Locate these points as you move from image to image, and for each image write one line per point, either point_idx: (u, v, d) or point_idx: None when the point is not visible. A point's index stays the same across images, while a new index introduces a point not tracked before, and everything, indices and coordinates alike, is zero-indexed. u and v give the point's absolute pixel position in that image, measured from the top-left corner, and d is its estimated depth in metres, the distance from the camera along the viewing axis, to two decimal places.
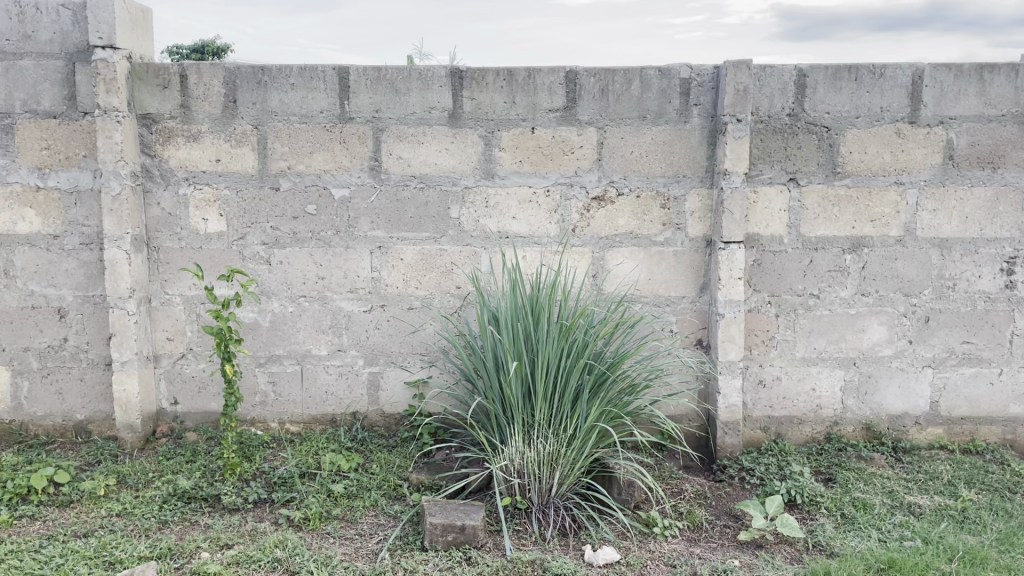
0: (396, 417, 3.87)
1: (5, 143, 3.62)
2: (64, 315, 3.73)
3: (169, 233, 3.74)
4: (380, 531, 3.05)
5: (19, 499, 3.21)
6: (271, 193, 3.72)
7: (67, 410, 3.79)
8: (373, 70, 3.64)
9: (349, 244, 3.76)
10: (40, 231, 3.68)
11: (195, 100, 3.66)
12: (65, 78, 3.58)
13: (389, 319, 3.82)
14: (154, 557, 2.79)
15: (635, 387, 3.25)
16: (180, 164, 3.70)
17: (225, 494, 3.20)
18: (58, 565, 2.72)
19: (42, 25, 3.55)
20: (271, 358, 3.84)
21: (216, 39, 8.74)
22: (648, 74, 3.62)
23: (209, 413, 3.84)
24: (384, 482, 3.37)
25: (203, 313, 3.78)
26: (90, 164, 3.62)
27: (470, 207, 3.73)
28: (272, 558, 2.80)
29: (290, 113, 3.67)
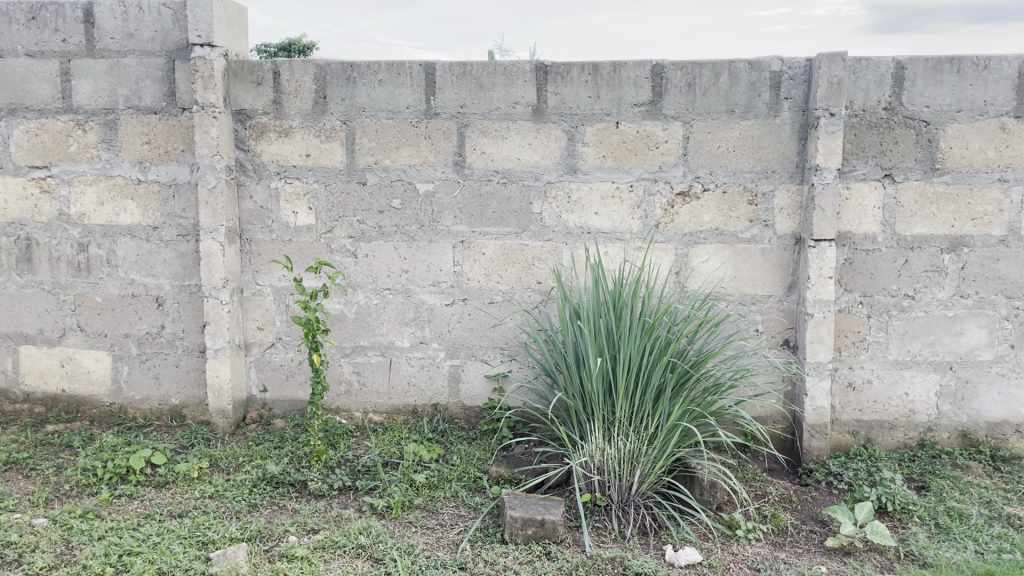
0: (476, 410, 3.90)
1: (109, 137, 3.79)
2: (162, 303, 3.88)
3: (260, 226, 3.86)
4: (461, 521, 3.08)
5: (119, 478, 3.36)
6: (358, 187, 3.79)
7: (163, 394, 3.95)
8: (459, 65, 3.67)
9: (433, 238, 3.80)
10: (140, 222, 3.83)
11: (287, 96, 3.75)
12: (166, 74, 3.72)
13: (470, 313, 3.85)
14: (245, 539, 2.89)
15: (719, 387, 3.19)
16: (272, 158, 3.80)
17: (311, 480, 3.29)
18: (155, 543, 2.84)
19: (144, 24, 3.70)
20: (356, 348, 3.92)
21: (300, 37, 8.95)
22: (737, 67, 3.54)
23: (296, 401, 3.95)
24: (465, 474, 3.40)
25: (292, 304, 3.89)
26: (188, 158, 3.76)
27: (553, 202, 3.73)
28: (357, 544, 2.87)
29: (377, 108, 3.73)
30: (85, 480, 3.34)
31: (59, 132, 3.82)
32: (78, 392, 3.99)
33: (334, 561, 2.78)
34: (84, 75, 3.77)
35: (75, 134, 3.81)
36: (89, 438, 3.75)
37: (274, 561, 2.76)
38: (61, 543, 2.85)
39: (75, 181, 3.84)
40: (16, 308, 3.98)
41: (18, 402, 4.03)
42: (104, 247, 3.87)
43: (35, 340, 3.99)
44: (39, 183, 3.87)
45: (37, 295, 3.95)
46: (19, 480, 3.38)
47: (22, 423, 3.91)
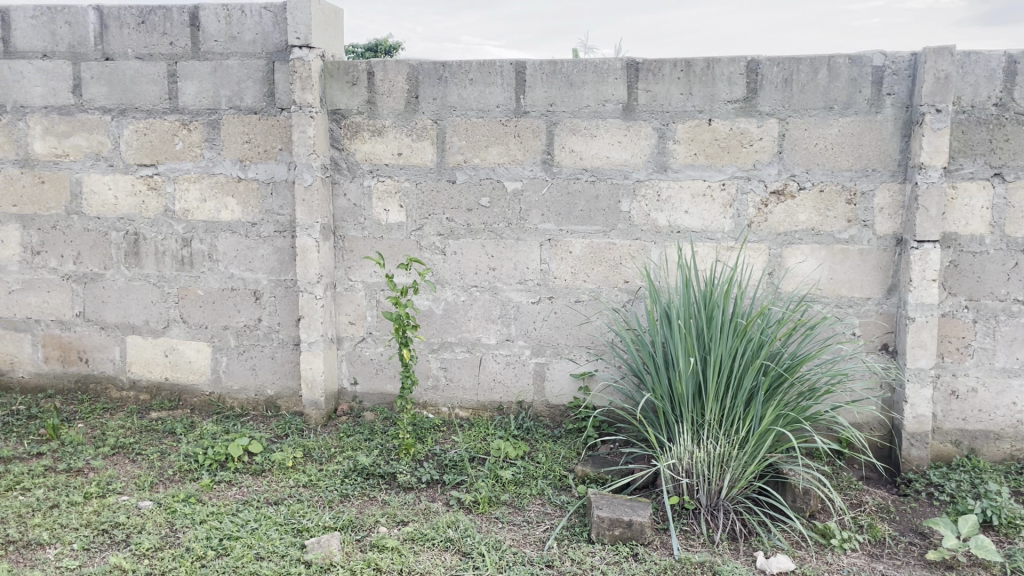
0: (561, 409, 3.90)
1: (212, 136, 3.94)
2: (260, 297, 4.02)
3: (353, 223, 3.95)
4: (547, 519, 3.09)
5: (218, 465, 3.50)
6: (448, 185, 3.83)
7: (259, 385, 4.09)
8: (549, 63, 3.67)
9: (520, 237, 3.82)
10: (240, 219, 3.98)
11: (381, 96, 3.83)
12: (266, 76, 3.85)
13: (557, 311, 3.85)
14: (337, 527, 2.97)
15: (815, 391, 3.11)
16: (366, 157, 3.89)
17: (400, 473, 3.36)
18: (252, 529, 2.94)
19: (246, 27, 3.84)
20: (443, 344, 3.97)
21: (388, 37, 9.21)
22: (837, 62, 3.43)
23: (385, 394, 4.04)
24: (551, 472, 3.40)
25: (382, 300, 3.98)
26: (286, 157, 3.88)
27: (642, 200, 3.69)
28: (445, 537, 2.91)
29: (467, 107, 3.77)
30: (187, 466, 3.48)
31: (166, 132, 3.98)
32: (180, 380, 4.16)
33: (423, 554, 2.82)
34: (189, 76, 3.92)
35: (180, 134, 3.97)
36: (190, 426, 3.91)
37: (365, 551, 2.83)
38: (165, 525, 2.98)
39: (180, 179, 4.00)
40: (123, 300, 4.15)
41: (124, 389, 4.22)
42: (206, 242, 4.03)
43: (140, 331, 4.17)
44: (147, 180, 4.03)
45: (143, 287, 4.12)
46: (126, 464, 3.55)
47: (128, 410, 4.10)
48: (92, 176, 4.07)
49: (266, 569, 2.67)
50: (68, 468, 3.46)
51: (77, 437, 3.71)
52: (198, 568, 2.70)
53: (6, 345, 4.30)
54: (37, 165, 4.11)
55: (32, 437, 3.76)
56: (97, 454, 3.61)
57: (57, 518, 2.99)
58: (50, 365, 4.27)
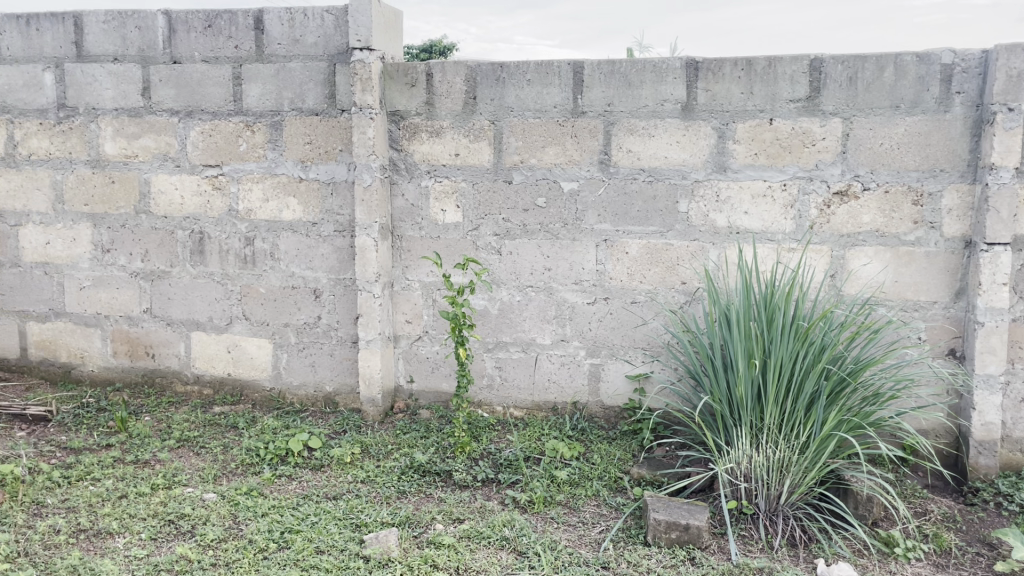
0: (616, 410, 3.88)
1: (274, 138, 4.02)
2: (319, 295, 4.10)
3: (411, 223, 3.99)
4: (603, 521, 3.08)
5: (279, 459, 3.57)
6: (504, 186, 3.85)
7: (318, 381, 4.16)
8: (607, 63, 3.66)
9: (577, 237, 3.81)
10: (301, 218, 4.05)
11: (439, 97, 3.86)
12: (327, 78, 3.92)
13: (612, 311, 3.84)
14: (395, 523, 3.01)
15: (879, 396, 3.04)
16: (424, 157, 3.92)
17: (456, 471, 3.39)
18: (313, 523, 3.00)
19: (309, 30, 3.91)
20: (499, 344, 3.99)
21: (442, 38, 9.31)
22: (903, 60, 3.35)
23: (441, 392, 4.08)
24: (606, 473, 3.39)
25: (439, 299, 4.01)
26: (346, 158, 3.95)
27: (700, 200, 3.66)
28: (501, 536, 2.92)
29: (525, 108, 3.78)
30: (249, 459, 3.56)
31: (230, 134, 4.07)
32: (242, 376, 4.26)
33: (479, 551, 2.84)
34: (253, 79, 4.01)
35: (244, 135, 4.06)
36: (252, 420, 4.00)
37: (422, 547, 2.86)
38: (229, 517, 3.05)
39: (243, 179, 4.09)
40: (189, 297, 4.26)
41: (189, 384, 4.34)
42: (268, 241, 4.12)
43: (204, 327, 4.27)
44: (212, 180, 4.13)
45: (207, 285, 4.23)
46: (191, 456, 3.65)
47: (192, 404, 4.21)
48: (159, 176, 4.19)
49: (326, 562, 2.72)
50: (136, 460, 3.57)
51: (144, 429, 3.83)
52: (261, 559, 2.76)
53: (77, 340, 4.45)
54: (107, 166, 4.24)
55: (102, 429, 3.89)
56: (163, 446, 3.71)
57: (125, 508, 3.09)
58: (119, 360, 4.41)
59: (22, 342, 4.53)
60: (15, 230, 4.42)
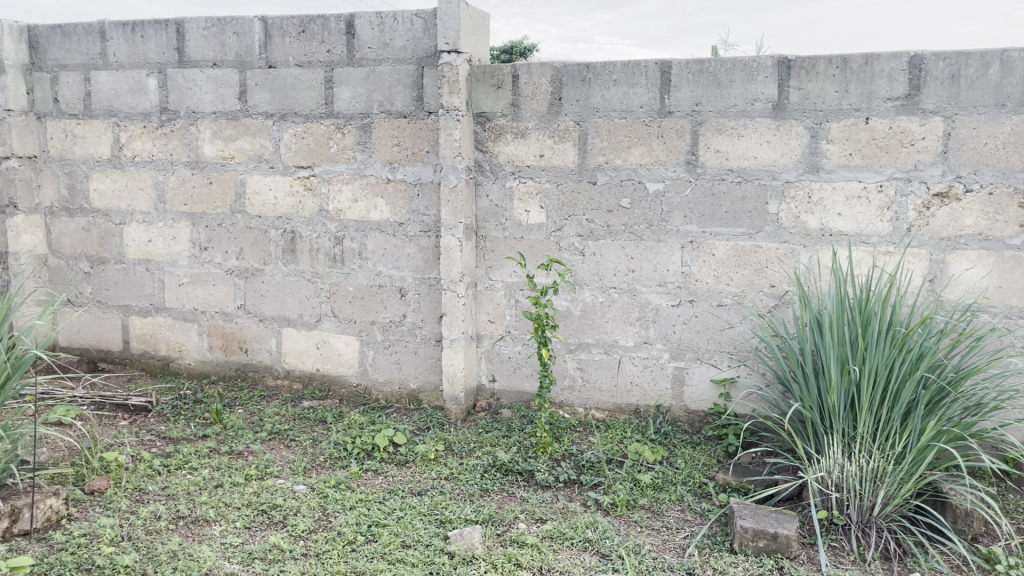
0: (701, 414, 3.83)
1: (364, 139, 4.11)
2: (405, 294, 4.17)
3: (495, 223, 4.02)
4: (687, 526, 3.04)
5: (366, 454, 3.65)
6: (588, 187, 3.84)
7: (402, 378, 4.24)
8: (696, 62, 3.61)
9: (662, 238, 3.78)
10: (389, 218, 4.13)
11: (525, 98, 3.88)
12: (415, 81, 3.99)
13: (697, 315, 3.79)
14: (479, 521, 3.03)
15: (982, 407, 2.91)
16: (508, 159, 3.95)
17: (538, 471, 3.40)
18: (399, 517, 3.06)
19: (398, 34, 3.98)
20: (581, 345, 3.98)
21: (523, 40, 9.46)
22: (1011, 56, 3.20)
23: (522, 392, 4.11)
24: (690, 479, 3.34)
25: (521, 299, 4.03)
26: (432, 159, 4.01)
27: (791, 202, 3.57)
28: (584, 537, 2.91)
29: (611, 108, 3.76)
30: (337, 453, 3.65)
31: (322, 136, 4.18)
32: (330, 372, 4.37)
33: (562, 552, 2.84)
34: (344, 82, 4.10)
35: (335, 137, 4.17)
36: (339, 415, 4.10)
37: (505, 545, 2.88)
38: (319, 509, 3.14)
39: (334, 180, 4.20)
40: (280, 294, 4.40)
41: (279, 378, 4.47)
42: (356, 241, 4.21)
43: (295, 324, 4.40)
44: (304, 181, 4.25)
45: (298, 283, 4.36)
46: (282, 449, 3.77)
47: (282, 398, 4.35)
48: (254, 177, 4.33)
49: (412, 556, 2.77)
50: (230, 451, 3.70)
51: (237, 421, 3.97)
52: (349, 551, 2.82)
53: (175, 334, 4.63)
54: (206, 167, 4.41)
55: (198, 420, 4.04)
56: (255, 438, 3.84)
57: (221, 497, 3.21)
58: (214, 354, 4.58)
59: (124, 335, 4.74)
60: (119, 229, 4.62)
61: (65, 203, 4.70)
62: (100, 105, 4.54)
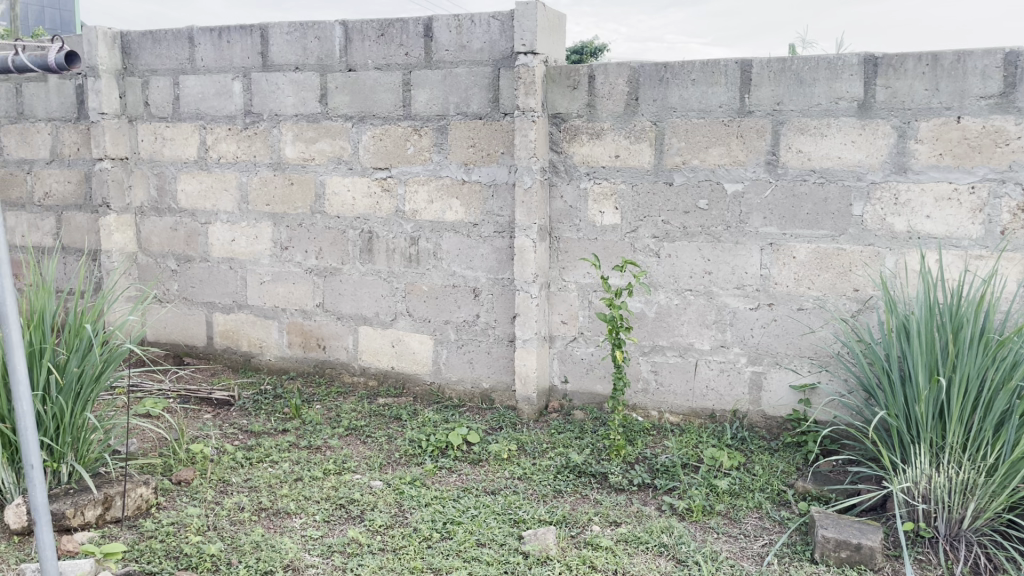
0: (779, 420, 3.75)
1: (440, 141, 4.16)
2: (478, 294, 4.20)
3: (569, 224, 4.02)
4: (766, 534, 2.98)
5: (440, 452, 3.70)
6: (665, 187, 3.80)
7: (475, 377, 4.27)
8: (778, 61, 3.54)
9: (740, 239, 3.71)
10: (463, 219, 4.17)
11: (601, 99, 3.86)
12: (491, 83, 4.02)
13: (776, 319, 3.71)
14: (553, 522, 3.04)
15: None
16: (583, 159, 3.94)
17: (612, 474, 3.38)
18: (473, 516, 3.08)
19: (475, 36, 4.02)
20: (655, 347, 3.93)
21: (592, 41, 9.57)
22: None
23: (594, 394, 4.09)
24: (768, 486, 3.28)
25: (595, 300, 4.02)
26: (507, 160, 4.03)
27: (877, 203, 3.47)
28: (659, 542, 2.89)
29: (689, 108, 3.72)
30: (411, 450, 3.70)
31: (399, 138, 4.25)
32: (404, 370, 4.44)
33: (637, 556, 2.82)
34: (422, 84, 4.16)
35: (412, 139, 4.22)
36: (414, 412, 4.16)
37: (579, 547, 2.88)
38: (395, 505, 3.19)
39: (410, 181, 4.26)
40: (357, 293, 4.48)
41: (355, 375, 4.56)
42: (431, 241, 4.26)
43: (371, 322, 4.48)
44: (381, 182, 4.32)
45: (374, 282, 4.43)
46: (358, 444, 3.84)
47: (358, 394, 4.43)
48: (334, 178, 4.42)
49: (486, 555, 2.79)
50: (309, 445, 3.79)
51: (315, 417, 4.06)
52: (425, 548, 2.86)
53: (256, 331, 4.77)
54: (287, 168, 4.52)
55: (278, 415, 4.15)
56: (333, 433, 3.93)
57: (301, 490, 3.29)
58: (293, 350, 4.69)
59: (208, 331, 4.90)
60: (205, 228, 4.78)
61: (154, 203, 4.89)
62: (188, 109, 4.70)
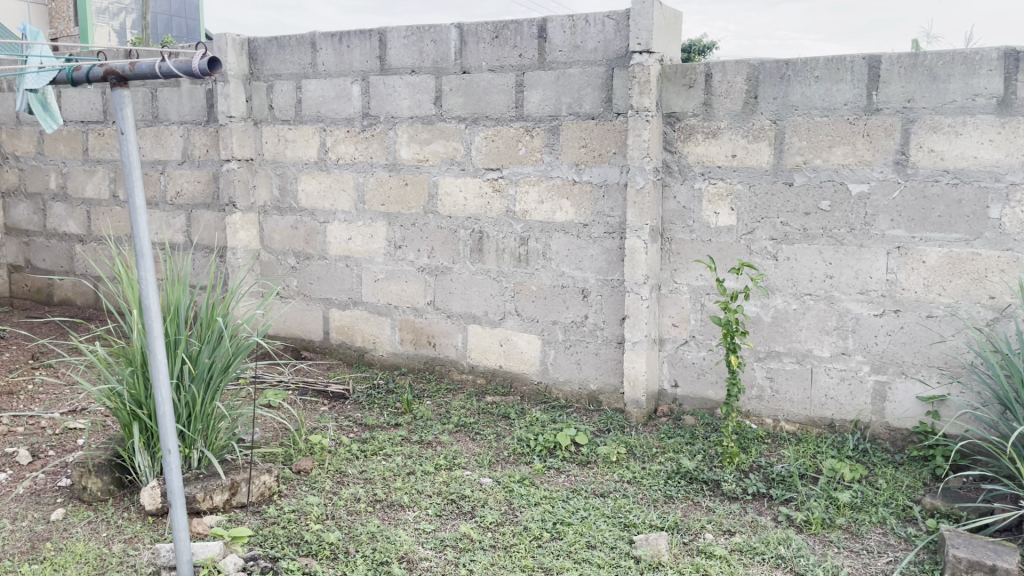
0: (903, 433, 3.59)
1: (552, 141, 4.17)
2: (588, 295, 4.19)
3: (682, 225, 3.95)
4: (890, 551, 2.85)
5: (548, 452, 3.70)
6: (784, 188, 3.68)
7: (583, 378, 4.26)
8: (909, 56, 3.39)
9: (864, 243, 3.56)
10: (574, 219, 4.16)
11: (718, 97, 3.78)
12: (605, 82, 4.00)
13: (903, 326, 3.54)
14: (665, 528, 2.99)
15: None
16: (698, 159, 3.86)
17: (725, 481, 3.31)
18: (583, 517, 3.07)
19: (590, 36, 4.01)
20: (771, 353, 3.81)
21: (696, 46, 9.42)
22: None
23: (706, 400, 4.01)
24: (893, 500, 3.13)
25: (708, 303, 3.94)
26: (619, 160, 4.00)
27: (1018, 206, 3.28)
28: (776, 554, 2.80)
29: (811, 106, 3.60)
30: (520, 449, 3.73)
31: (511, 138, 4.28)
32: (512, 369, 4.46)
33: (753, 567, 2.74)
34: (534, 85, 4.18)
35: (524, 140, 4.25)
36: (521, 412, 4.18)
37: (692, 555, 2.82)
38: (505, 502, 3.21)
39: (521, 181, 4.28)
40: (467, 292, 4.54)
41: (464, 373, 4.62)
42: (541, 241, 4.27)
43: (480, 321, 4.53)
44: (493, 183, 4.36)
45: (484, 282, 4.48)
46: (468, 441, 3.89)
47: (467, 392, 4.49)
48: (447, 179, 4.49)
49: (598, 558, 2.78)
50: (420, 440, 3.87)
51: (426, 413, 4.14)
52: (536, 547, 2.87)
53: (370, 327, 4.90)
54: (402, 169, 4.62)
55: (391, 409, 4.26)
56: (443, 429, 4.00)
57: (413, 484, 3.37)
58: (404, 346, 4.79)
59: (325, 326, 5.07)
60: (323, 227, 4.95)
61: (276, 202, 5.09)
62: (309, 112, 4.88)
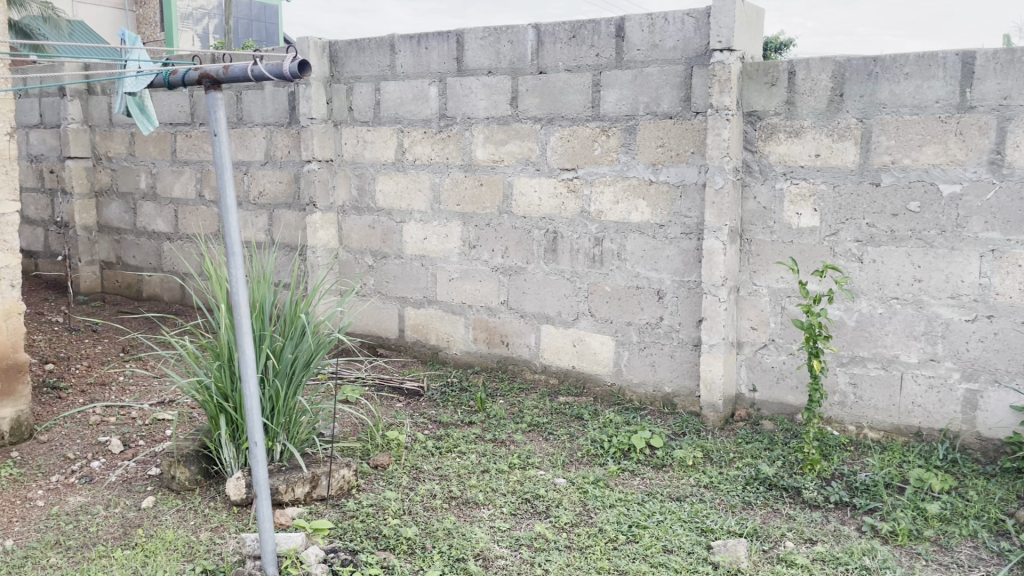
0: (995, 443, 3.45)
1: (628, 141, 4.14)
2: (663, 296, 4.15)
3: (762, 226, 3.87)
4: (982, 565, 2.74)
5: (622, 454, 3.68)
6: (871, 188, 3.57)
7: (658, 380, 4.22)
8: (1005, 51, 3.26)
9: (956, 246, 3.43)
10: (650, 220, 4.13)
11: (802, 96, 3.69)
12: (684, 81, 3.95)
13: (997, 332, 3.40)
14: (743, 534, 2.94)
15: None
16: (779, 159, 3.78)
17: (806, 489, 3.23)
18: (659, 521, 3.04)
19: (669, 34, 3.97)
20: (854, 358, 3.70)
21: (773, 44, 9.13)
22: None
23: (785, 405, 3.92)
24: (985, 513, 3.01)
25: (789, 306, 3.85)
26: (698, 160, 3.95)
27: None
28: (861, 565, 2.72)
29: (900, 104, 3.48)
30: (594, 450, 3.71)
31: (587, 138, 4.26)
32: (586, 370, 4.45)
33: None
34: (612, 84, 4.16)
35: (600, 140, 4.23)
36: (595, 412, 4.17)
37: (772, 563, 2.77)
38: (580, 503, 3.20)
39: (597, 181, 4.26)
40: (541, 292, 4.54)
41: (537, 373, 4.62)
42: (616, 242, 4.25)
43: (553, 321, 4.53)
44: (568, 183, 4.36)
45: (558, 282, 4.48)
46: (541, 441, 3.90)
47: (540, 392, 4.49)
48: (522, 179, 4.51)
49: (674, 562, 2.75)
50: (494, 438, 3.89)
51: (500, 411, 4.17)
52: (612, 549, 2.85)
53: (444, 326, 4.95)
54: (477, 169, 4.66)
55: (465, 407, 4.30)
56: (517, 428, 4.01)
57: (488, 482, 3.39)
58: (478, 345, 4.83)
59: (400, 324, 5.15)
60: (399, 227, 5.02)
61: (354, 202, 5.19)
62: (388, 113, 4.96)
